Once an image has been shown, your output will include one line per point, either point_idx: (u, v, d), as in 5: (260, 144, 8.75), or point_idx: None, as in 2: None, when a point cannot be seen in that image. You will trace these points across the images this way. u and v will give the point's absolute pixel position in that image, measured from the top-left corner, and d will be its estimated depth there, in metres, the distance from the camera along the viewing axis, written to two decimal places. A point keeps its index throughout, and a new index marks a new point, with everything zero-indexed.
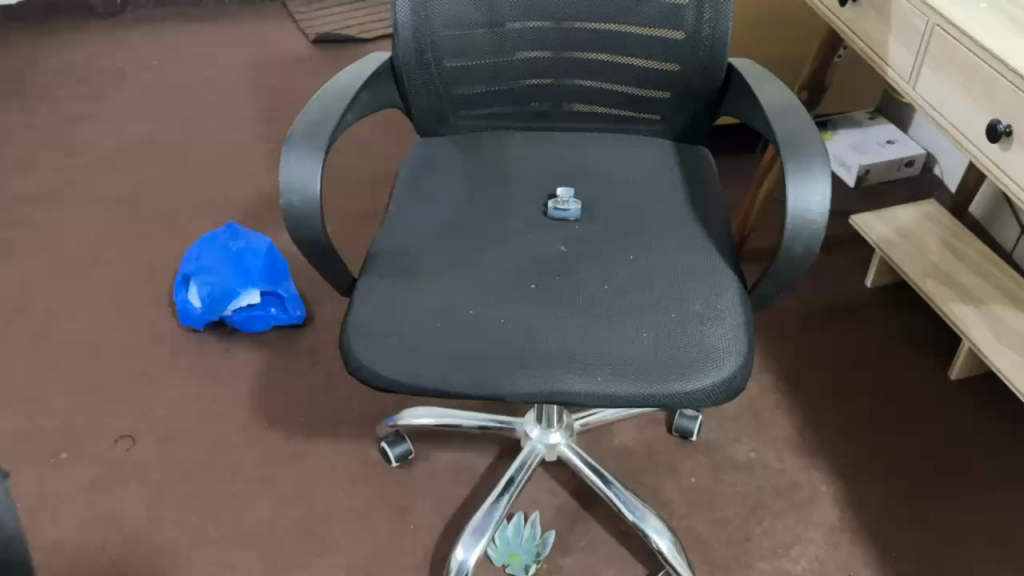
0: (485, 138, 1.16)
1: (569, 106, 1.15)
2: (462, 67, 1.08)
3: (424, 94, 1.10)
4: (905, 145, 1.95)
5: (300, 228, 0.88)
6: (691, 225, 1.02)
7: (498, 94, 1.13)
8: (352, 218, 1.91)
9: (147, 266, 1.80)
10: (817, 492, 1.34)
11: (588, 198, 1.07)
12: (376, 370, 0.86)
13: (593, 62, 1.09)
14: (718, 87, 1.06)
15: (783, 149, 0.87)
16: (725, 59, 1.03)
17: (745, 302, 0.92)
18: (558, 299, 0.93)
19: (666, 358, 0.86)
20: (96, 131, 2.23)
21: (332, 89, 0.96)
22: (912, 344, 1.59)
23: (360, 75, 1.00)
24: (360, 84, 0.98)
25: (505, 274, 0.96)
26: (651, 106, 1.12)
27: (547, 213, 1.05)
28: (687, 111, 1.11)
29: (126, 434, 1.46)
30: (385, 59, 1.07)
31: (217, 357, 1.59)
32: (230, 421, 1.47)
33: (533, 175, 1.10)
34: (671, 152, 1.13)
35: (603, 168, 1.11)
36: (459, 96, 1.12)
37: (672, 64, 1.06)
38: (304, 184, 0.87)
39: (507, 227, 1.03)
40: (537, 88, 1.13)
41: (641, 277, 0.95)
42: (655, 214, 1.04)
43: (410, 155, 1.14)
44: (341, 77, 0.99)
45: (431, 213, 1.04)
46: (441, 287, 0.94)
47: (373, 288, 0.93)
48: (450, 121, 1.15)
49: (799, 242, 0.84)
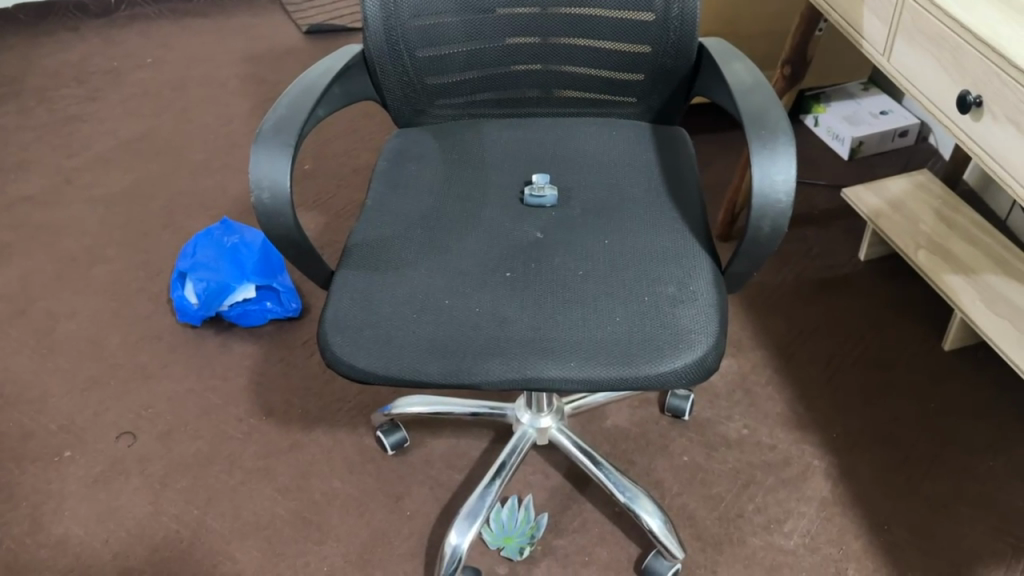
0: (463, 126, 1.17)
1: (545, 92, 1.15)
2: (435, 56, 1.09)
3: (399, 83, 1.11)
4: (899, 115, 1.94)
5: (272, 222, 0.89)
6: (666, 206, 1.02)
7: (472, 82, 1.13)
8: (346, 208, 1.93)
9: (145, 263, 1.82)
10: (809, 467, 1.34)
11: (564, 183, 1.07)
12: (353, 362, 0.87)
13: (565, 47, 1.09)
14: (690, 68, 1.06)
15: (749, 128, 0.87)
16: (696, 39, 1.03)
17: (718, 283, 0.92)
18: (532, 285, 0.94)
19: (638, 341, 0.86)
20: (93, 131, 2.25)
21: (303, 82, 0.97)
22: (904, 315, 1.58)
23: (333, 68, 1.00)
24: (332, 77, 0.99)
25: (481, 262, 0.97)
26: (625, 89, 1.12)
27: (524, 200, 1.05)
28: (661, 91, 1.11)
29: (127, 431, 1.48)
30: (358, 51, 1.07)
31: (214, 351, 1.61)
32: (229, 414, 1.49)
33: (510, 162, 1.11)
34: (648, 133, 1.13)
35: (580, 153, 1.11)
36: (434, 85, 1.12)
37: (643, 45, 1.05)
38: (275, 180, 0.88)
39: (484, 215, 1.04)
40: (512, 74, 1.13)
41: (615, 261, 0.95)
42: (632, 197, 1.04)
43: (388, 145, 1.14)
44: (312, 70, 0.99)
45: (408, 203, 1.05)
46: (417, 277, 0.95)
47: (350, 279, 0.94)
48: (427, 110, 1.15)
49: (766, 221, 0.85)
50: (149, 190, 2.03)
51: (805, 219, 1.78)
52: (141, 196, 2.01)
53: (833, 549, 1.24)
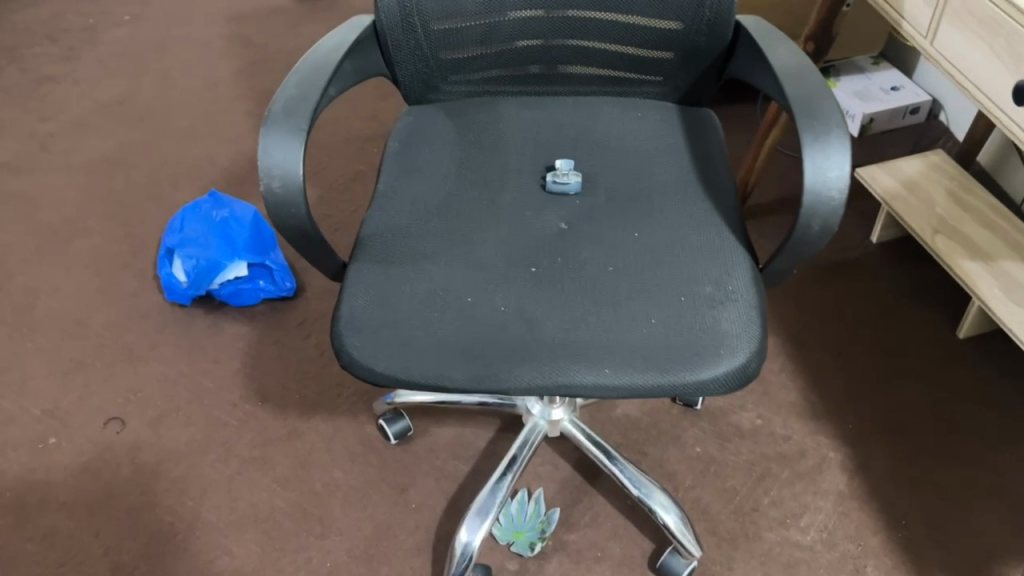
0: (479, 103, 1.10)
1: (567, 69, 1.08)
2: (451, 29, 1.01)
3: (411, 58, 1.03)
4: (910, 91, 1.89)
5: (283, 212, 0.83)
6: (698, 195, 0.96)
7: (489, 58, 1.06)
8: (340, 181, 1.85)
9: (129, 236, 1.74)
10: (825, 459, 1.31)
11: (587, 169, 1.01)
12: (372, 366, 0.82)
13: (591, 22, 1.02)
14: (725, 47, 1.00)
15: (799, 117, 0.81)
16: (732, 17, 0.96)
17: (757, 280, 0.87)
18: (559, 282, 0.88)
19: (676, 346, 0.81)
20: (69, 93, 2.14)
21: (312, 58, 0.89)
22: (919, 296, 1.53)
23: (344, 41, 0.93)
24: (345, 51, 0.91)
25: (503, 255, 0.91)
26: (652, 67, 1.05)
27: (546, 187, 0.99)
28: (690, 72, 1.04)
29: (115, 416, 1.42)
30: (369, 22, 0.99)
31: (205, 332, 1.54)
32: (222, 399, 1.43)
33: (530, 144, 1.04)
34: (675, 115, 1.07)
35: (604, 136, 1.05)
36: (448, 59, 1.05)
37: (675, 22, 0.99)
38: (287, 168, 0.81)
39: (503, 202, 0.98)
40: (532, 49, 1.06)
41: (647, 257, 0.90)
42: (661, 186, 0.98)
43: (398, 123, 1.07)
44: (322, 44, 0.92)
45: (421, 188, 0.98)
46: (435, 271, 0.89)
47: (365, 273, 0.88)
48: (439, 86, 1.08)
49: (815, 220, 0.80)
50: (131, 157, 1.93)
51: None
52: (123, 164, 1.91)
53: (851, 545, 1.21)
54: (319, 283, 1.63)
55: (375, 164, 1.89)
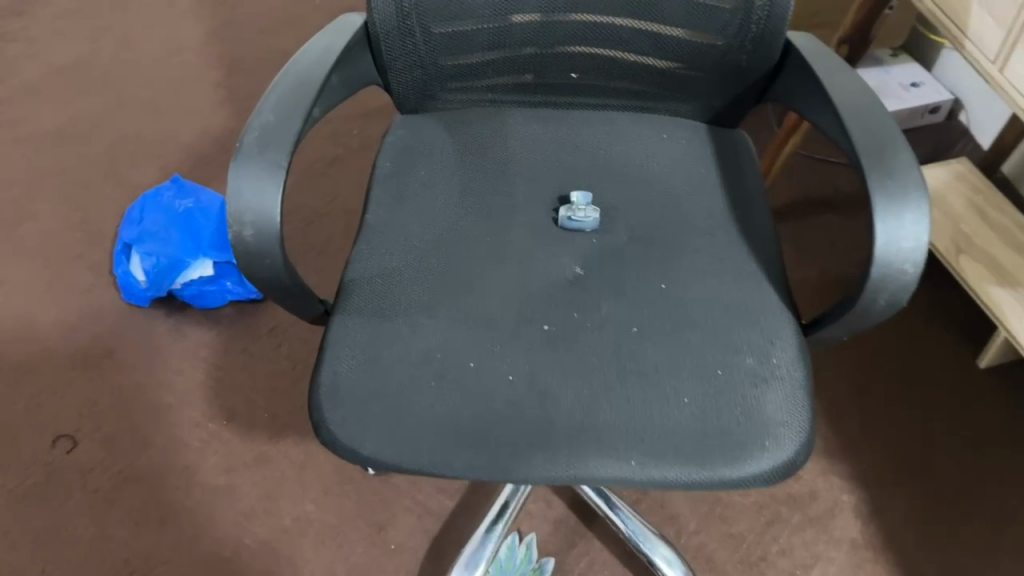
0: (482, 115, 0.96)
1: (583, 80, 0.94)
2: (453, 33, 0.87)
3: (407, 63, 0.89)
4: (931, 89, 1.77)
5: (255, 263, 0.69)
6: (733, 240, 0.84)
7: (496, 65, 0.92)
8: (316, 164, 1.69)
9: (84, 223, 1.58)
10: (838, 502, 1.22)
11: (606, 201, 0.89)
12: (357, 447, 0.70)
13: (616, 30, 0.88)
14: (770, 68, 0.87)
15: (868, 168, 0.68)
16: (782, 35, 0.83)
17: (803, 350, 0.76)
18: (576, 345, 0.76)
19: (713, 433, 0.70)
20: (20, 52, 1.95)
21: (292, 71, 0.75)
22: (939, 319, 1.43)
23: (330, 51, 0.78)
24: (332, 62, 0.77)
25: (510, 308, 0.79)
26: (683, 84, 0.92)
27: (559, 223, 0.87)
28: (726, 91, 0.91)
29: (65, 433, 1.29)
30: (361, 23, 0.85)
31: (167, 337, 1.40)
32: (184, 417, 1.31)
33: (540, 169, 0.92)
34: (705, 139, 0.94)
35: (624, 162, 0.92)
36: (448, 66, 0.91)
37: (714, 36, 0.85)
38: (261, 213, 0.68)
39: (510, 241, 0.85)
40: (546, 58, 0.92)
41: (677, 317, 0.78)
42: (690, 226, 0.86)
43: (389, 137, 0.93)
44: (304, 54, 0.77)
45: (415, 221, 0.85)
46: (432, 329, 0.76)
47: (351, 330, 0.76)
48: (437, 94, 0.94)
49: (883, 294, 0.68)
50: (87, 130, 1.76)
51: (829, 203, 1.62)
52: (78, 138, 1.74)
53: None
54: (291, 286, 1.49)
55: (355, 147, 1.73)
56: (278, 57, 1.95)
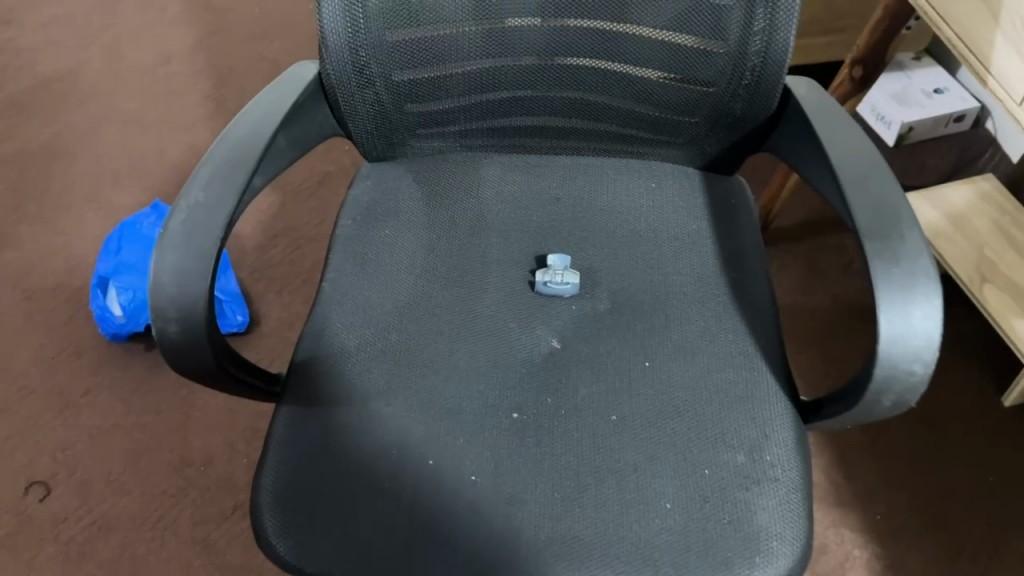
0: (455, 164, 0.88)
1: (564, 123, 0.86)
2: (417, 79, 0.80)
3: (369, 113, 0.82)
4: (957, 96, 1.66)
5: (184, 358, 0.63)
6: (727, 309, 0.76)
7: (468, 109, 0.84)
8: (305, 182, 1.62)
9: (65, 249, 1.52)
10: (850, 558, 1.14)
11: (587, 262, 0.81)
12: (301, 560, 0.63)
13: (598, 73, 0.81)
14: (766, 118, 0.79)
15: (870, 252, 0.60)
16: (780, 83, 0.75)
17: (801, 444, 0.68)
18: (549, 437, 0.68)
19: (697, 547, 0.62)
20: (5, 64, 1.89)
21: (232, 139, 0.68)
22: (961, 353, 1.34)
23: (274, 112, 0.71)
24: (276, 127, 0.70)
25: (476, 392, 0.71)
26: (673, 129, 0.84)
27: (536, 289, 0.79)
28: (721, 139, 0.83)
29: (39, 479, 1.24)
30: (315, 75, 0.78)
31: (145, 374, 1.35)
32: (162, 461, 1.25)
33: (516, 225, 0.84)
34: (698, 190, 0.86)
35: (609, 217, 0.84)
36: (414, 113, 0.83)
37: (705, 81, 0.77)
38: (186, 306, 0.61)
39: (480, 311, 0.78)
40: (523, 102, 0.84)
41: (662, 403, 0.70)
42: (679, 292, 0.78)
43: (354, 191, 0.86)
44: (243, 118, 0.70)
45: (377, 289, 0.78)
46: (389, 418, 0.69)
47: (300, 424, 0.69)
48: (405, 142, 0.86)
49: (890, 395, 0.60)
50: (71, 148, 1.70)
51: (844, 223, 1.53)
52: (62, 156, 1.69)
53: None
54: (275, 318, 1.43)
55: (346, 164, 1.65)
56: (269, 66, 1.88)
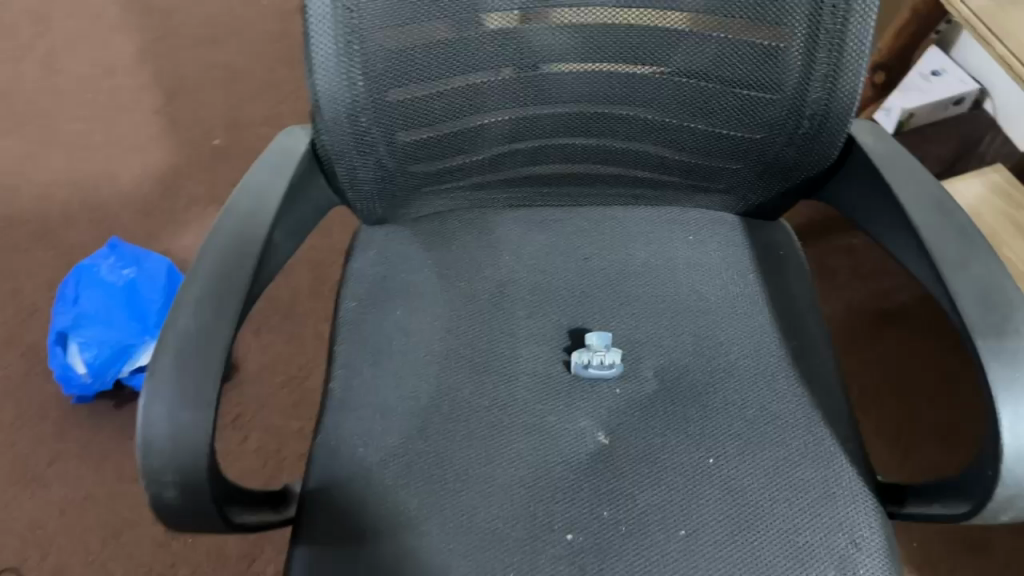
0: (466, 225, 0.78)
1: (586, 174, 0.77)
2: (421, 137, 0.70)
3: (368, 177, 0.71)
4: (955, 78, 1.58)
5: (187, 519, 0.53)
6: (793, 390, 0.68)
7: (478, 165, 0.74)
8: None
9: (15, 296, 1.39)
10: None
11: (629, 333, 0.72)
12: None
13: (629, 122, 0.71)
14: (823, 167, 0.70)
15: (986, 352, 0.53)
16: (842, 131, 0.67)
17: (892, 550, 0.61)
18: (613, 563, 0.60)
19: None
20: None
21: (230, 250, 0.58)
22: None
23: (261, 209, 0.61)
24: (267, 231, 0.60)
25: (522, 507, 0.62)
26: (712, 177, 0.75)
27: (574, 371, 0.70)
28: (767, 186, 0.74)
29: (10, 567, 1.13)
30: (304, 148, 0.68)
31: (117, 436, 1.23)
32: (145, 535, 1.15)
33: (545, 294, 0.74)
34: (741, 242, 0.77)
35: (647, 280, 0.75)
36: (419, 173, 0.73)
37: (753, 128, 0.69)
38: (185, 466, 0.51)
39: (514, 401, 0.68)
40: (542, 156, 0.75)
41: (734, 510, 0.62)
42: (736, 369, 0.70)
43: (353, 266, 0.75)
44: (224, 221, 0.60)
45: (395, 387, 0.68)
46: (429, 552, 0.60)
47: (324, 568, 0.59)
48: (408, 203, 0.76)
49: (1010, 511, 0.54)
50: (11, 179, 1.55)
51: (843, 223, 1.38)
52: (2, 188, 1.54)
53: None
54: (253, 361, 1.31)
55: None
56: (224, 72, 1.73)
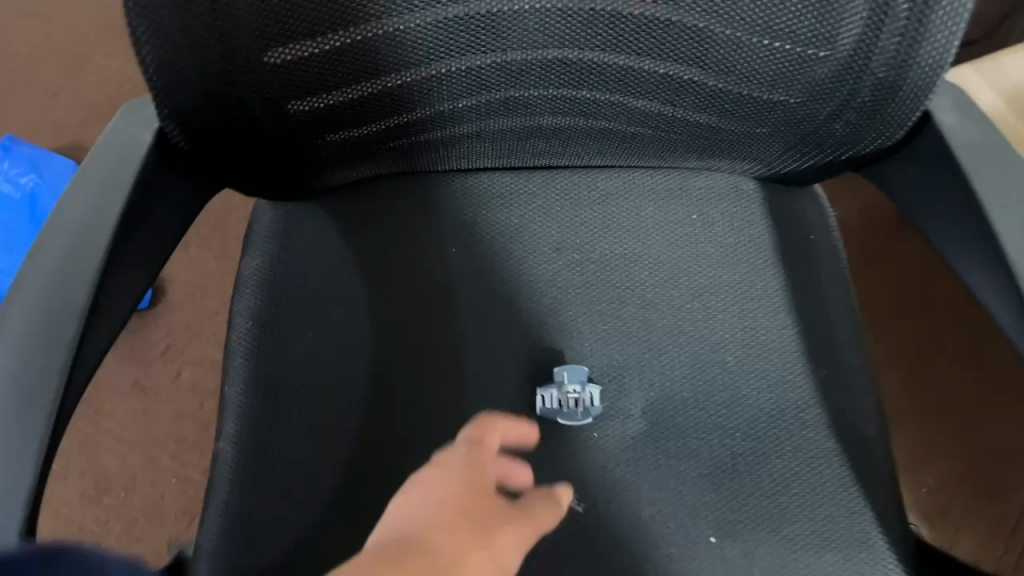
0: (394, 208, 0.61)
1: (559, 135, 0.57)
2: (328, 103, 0.51)
3: (255, 156, 0.53)
4: None
5: None
6: (823, 442, 0.53)
7: (412, 128, 0.55)
8: None
9: None
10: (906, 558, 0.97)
11: (609, 355, 0.56)
12: None
13: (619, 75, 0.51)
14: (884, 143, 0.51)
15: None
16: (916, 101, 0.48)
17: None
18: None
19: None
20: None
21: (37, 327, 0.42)
22: None
23: (81, 255, 0.44)
24: (88, 290, 0.43)
25: None
26: (729, 143, 0.56)
27: (542, 415, 0.55)
28: (803, 157, 0.56)
29: None
30: (152, 141, 0.49)
31: None
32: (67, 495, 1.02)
33: (507, 304, 0.58)
34: (760, 223, 0.60)
35: (635, 281, 0.58)
36: (331, 142, 0.54)
37: (790, 90, 0.50)
38: None
39: None
40: (500, 115, 0.55)
41: None
42: (749, 407, 0.54)
43: (243, 271, 0.58)
44: (26, 279, 0.43)
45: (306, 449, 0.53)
46: None
47: None
48: (321, 176, 0.58)
49: None
50: None
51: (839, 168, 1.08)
52: None
53: None
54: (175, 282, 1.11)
55: None
56: None
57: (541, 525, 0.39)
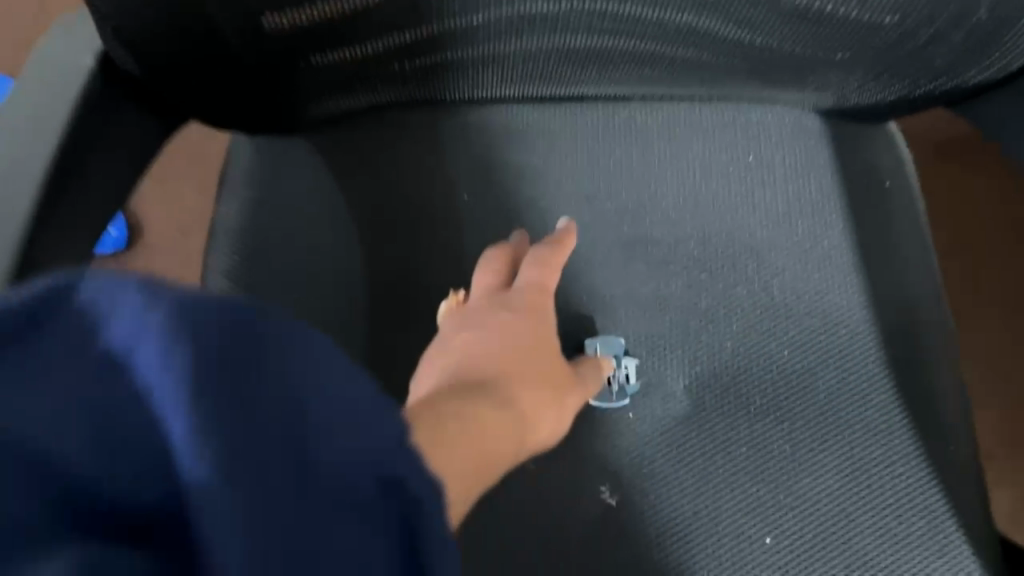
0: (393, 146, 0.52)
1: (594, 59, 0.48)
2: (320, 17, 0.42)
3: (222, 82, 0.45)
4: None
5: None
6: (897, 428, 0.46)
7: (417, 50, 0.46)
8: None
9: None
10: None
11: (648, 321, 0.49)
12: None
13: None
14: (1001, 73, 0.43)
15: None
16: None
17: None
18: None
19: None
20: None
21: None
22: None
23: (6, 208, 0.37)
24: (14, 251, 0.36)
25: None
26: (796, 72, 0.47)
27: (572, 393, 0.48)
28: (885, 88, 0.47)
29: None
30: (92, 69, 0.41)
31: None
32: None
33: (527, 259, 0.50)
34: (824, 168, 0.51)
35: (677, 235, 0.50)
36: (317, 66, 0.46)
37: (882, 7, 0.41)
38: None
39: None
40: (525, 34, 0.46)
41: None
42: (809, 386, 0.47)
43: (223, 217, 0.49)
44: None
45: None
46: None
47: None
48: (307, 107, 0.49)
49: None
50: None
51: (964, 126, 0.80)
52: None
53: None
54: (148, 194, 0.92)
55: None
56: None
57: (590, 396, 0.44)
